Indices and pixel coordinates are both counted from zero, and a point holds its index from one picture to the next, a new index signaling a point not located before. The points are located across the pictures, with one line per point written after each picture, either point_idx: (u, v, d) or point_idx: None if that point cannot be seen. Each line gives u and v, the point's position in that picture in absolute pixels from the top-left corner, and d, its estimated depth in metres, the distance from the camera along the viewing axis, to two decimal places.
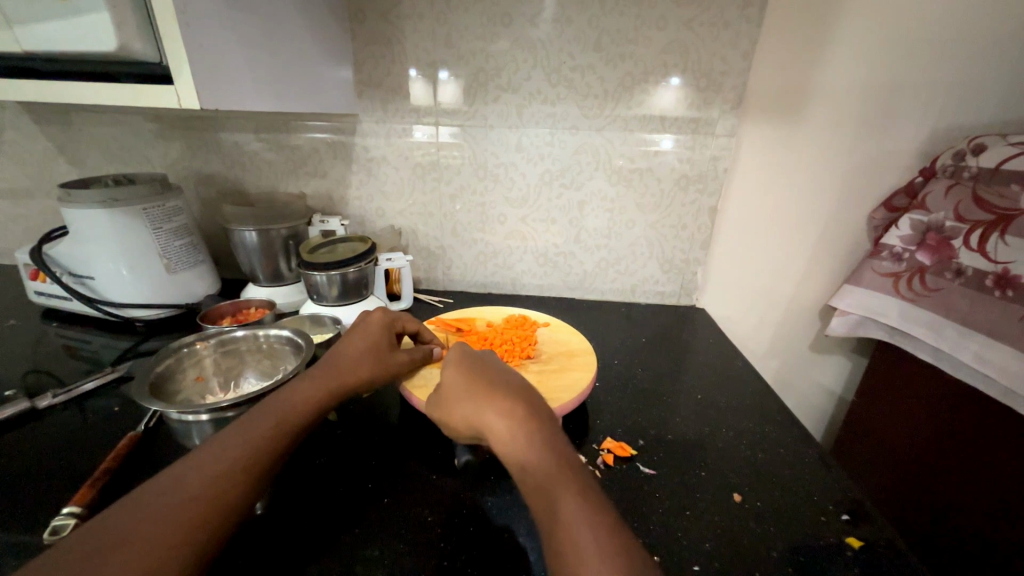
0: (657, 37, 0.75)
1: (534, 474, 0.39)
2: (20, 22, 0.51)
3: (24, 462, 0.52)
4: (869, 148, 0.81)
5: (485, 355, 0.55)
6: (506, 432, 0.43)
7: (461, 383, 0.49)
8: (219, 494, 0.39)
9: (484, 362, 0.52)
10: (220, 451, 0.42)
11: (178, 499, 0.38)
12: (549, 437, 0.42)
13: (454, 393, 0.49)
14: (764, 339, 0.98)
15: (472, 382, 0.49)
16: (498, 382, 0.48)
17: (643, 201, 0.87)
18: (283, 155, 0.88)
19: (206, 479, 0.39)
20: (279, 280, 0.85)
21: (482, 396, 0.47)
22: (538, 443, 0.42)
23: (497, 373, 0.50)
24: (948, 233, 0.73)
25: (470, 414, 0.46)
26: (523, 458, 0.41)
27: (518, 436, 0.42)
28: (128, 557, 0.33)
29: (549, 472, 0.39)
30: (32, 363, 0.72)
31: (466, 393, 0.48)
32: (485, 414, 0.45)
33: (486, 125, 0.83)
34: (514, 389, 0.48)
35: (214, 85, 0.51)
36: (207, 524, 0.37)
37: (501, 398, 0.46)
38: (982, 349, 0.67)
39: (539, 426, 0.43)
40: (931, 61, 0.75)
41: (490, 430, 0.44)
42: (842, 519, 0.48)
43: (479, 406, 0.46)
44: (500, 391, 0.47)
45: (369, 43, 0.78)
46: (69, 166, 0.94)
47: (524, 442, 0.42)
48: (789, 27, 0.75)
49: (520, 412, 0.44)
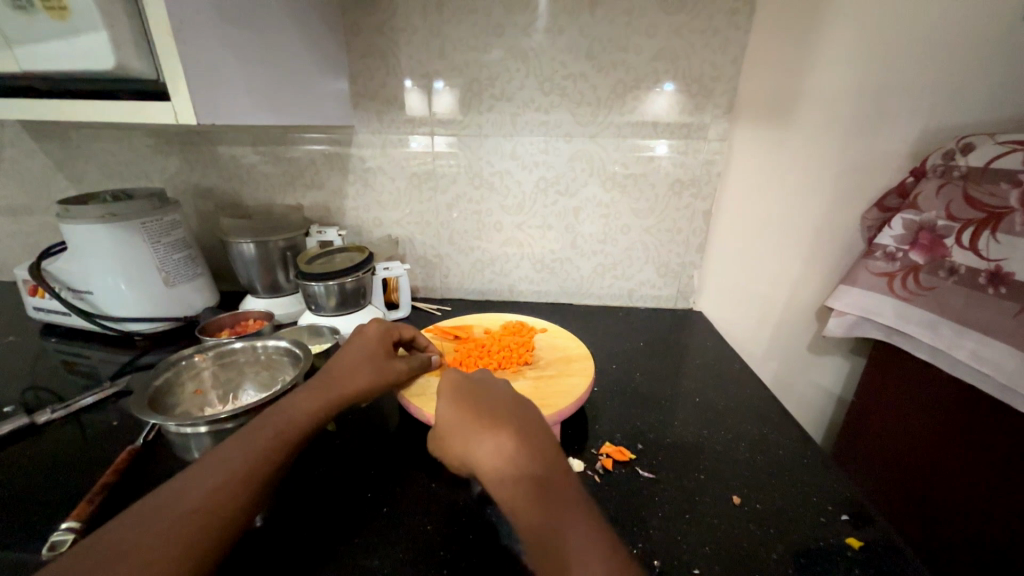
0: (648, 45, 0.76)
1: (528, 513, 0.39)
2: (20, 43, 0.52)
3: (22, 478, 0.52)
4: (859, 150, 0.82)
5: (478, 376, 0.54)
6: (498, 468, 0.43)
7: (452, 413, 0.49)
8: (217, 507, 0.39)
9: (475, 386, 0.52)
10: (221, 463, 0.42)
11: (178, 512, 0.38)
12: (542, 468, 0.42)
13: (447, 425, 0.49)
14: (762, 341, 0.99)
15: (463, 414, 0.48)
16: (490, 410, 0.48)
17: (638, 206, 0.87)
18: (280, 167, 0.88)
19: (204, 493, 0.40)
20: (277, 291, 0.85)
21: (473, 429, 0.46)
22: (531, 479, 0.41)
23: (489, 399, 0.50)
24: (940, 232, 0.73)
25: (463, 449, 0.46)
26: (516, 495, 0.41)
27: (511, 473, 0.42)
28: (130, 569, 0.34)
29: (543, 512, 0.39)
30: (31, 378, 0.72)
31: (457, 426, 0.48)
32: (476, 451, 0.45)
33: (481, 134, 0.84)
34: (505, 416, 0.47)
35: (210, 100, 0.52)
36: (209, 538, 0.37)
37: (492, 430, 0.45)
38: (977, 346, 0.68)
39: (531, 458, 0.43)
40: (917, 63, 0.76)
41: (484, 464, 0.44)
42: (842, 519, 0.48)
43: (471, 441, 0.46)
44: (491, 422, 0.46)
45: (364, 56, 0.80)
46: (68, 183, 0.95)
47: (517, 479, 0.41)
48: (777, 33, 0.77)
49: (513, 445, 0.44)
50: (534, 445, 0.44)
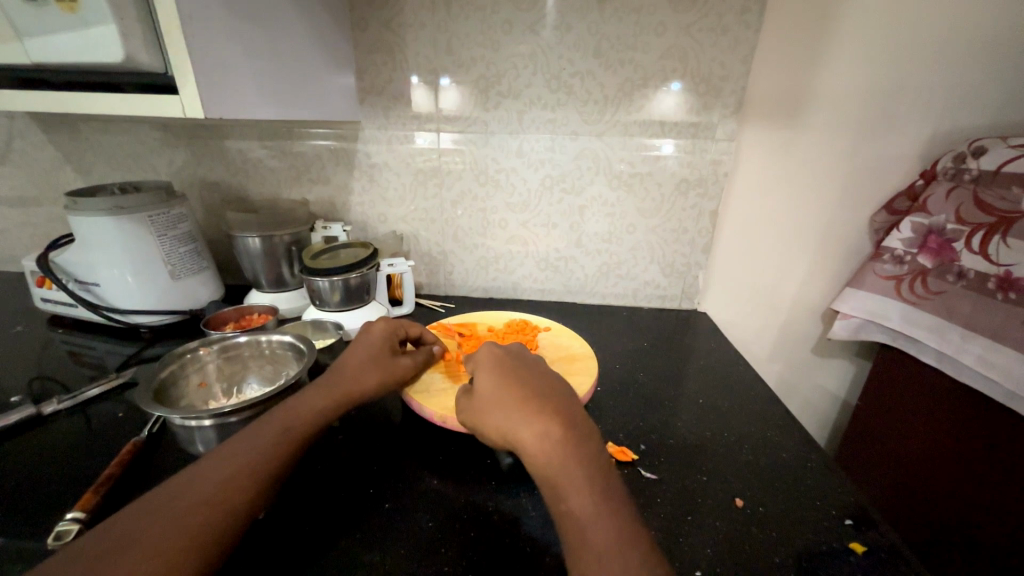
0: (656, 43, 0.76)
1: (571, 496, 0.40)
2: (32, 34, 0.52)
3: (28, 468, 0.52)
4: (869, 152, 0.81)
5: (515, 357, 0.53)
6: (538, 445, 0.43)
7: (495, 390, 0.48)
8: (227, 500, 0.39)
9: (517, 367, 0.51)
10: (231, 458, 0.43)
11: (190, 504, 0.38)
12: (584, 457, 0.42)
13: (489, 403, 0.48)
14: (766, 343, 0.98)
15: (508, 394, 0.47)
16: (532, 392, 0.47)
17: (644, 206, 0.87)
18: (286, 162, 0.89)
19: (212, 486, 0.40)
20: (281, 286, 0.86)
21: (517, 407, 0.46)
22: (576, 465, 0.41)
23: (531, 381, 0.49)
24: (949, 236, 0.72)
25: (502, 426, 0.45)
26: (560, 478, 0.41)
27: (556, 455, 0.42)
28: (140, 559, 0.34)
29: (588, 500, 0.39)
30: (38, 369, 0.72)
31: (498, 404, 0.47)
32: (519, 429, 0.44)
33: (487, 131, 0.84)
34: (548, 400, 0.47)
35: (217, 95, 0.52)
36: (218, 533, 0.37)
37: (536, 411, 0.45)
38: (985, 352, 0.67)
39: (576, 444, 0.43)
40: (931, 64, 0.75)
41: (524, 441, 0.44)
42: (845, 524, 0.48)
43: (513, 419, 0.45)
44: (533, 403, 0.46)
45: (370, 52, 0.80)
46: (75, 174, 0.95)
47: (561, 463, 0.41)
48: (788, 32, 0.76)
49: (557, 428, 0.44)
50: (576, 431, 0.44)
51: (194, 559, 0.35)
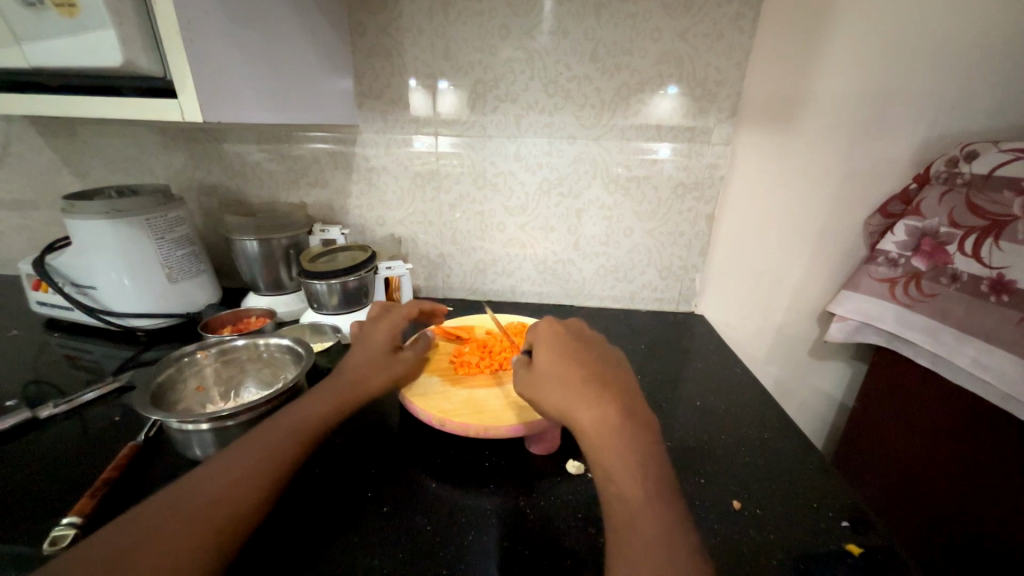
0: (653, 48, 0.76)
1: (620, 480, 0.41)
2: (30, 39, 0.52)
3: (24, 473, 0.52)
4: (863, 155, 0.82)
5: (575, 335, 0.54)
6: (592, 424, 0.44)
7: (557, 365, 0.49)
8: (241, 497, 0.40)
9: (574, 343, 0.52)
10: (241, 455, 0.43)
11: (200, 501, 0.39)
12: (635, 437, 0.43)
13: (546, 377, 0.49)
14: (764, 345, 0.98)
15: (570, 372, 0.48)
16: (593, 373, 0.48)
17: (641, 209, 0.88)
18: (284, 165, 0.89)
19: (226, 483, 0.40)
20: (279, 289, 0.85)
21: (576, 386, 0.47)
22: (627, 447, 0.42)
23: (595, 362, 0.50)
24: (942, 239, 0.73)
25: (558, 401, 0.46)
26: (612, 461, 0.42)
27: (610, 435, 0.43)
28: (155, 554, 0.34)
29: (636, 477, 0.41)
30: (33, 372, 0.72)
31: (553, 380, 0.48)
32: (575, 406, 0.45)
33: (485, 135, 0.84)
34: (611, 383, 0.47)
35: (216, 99, 0.52)
36: (229, 529, 0.38)
37: (598, 393, 0.46)
38: (979, 354, 0.68)
39: (632, 428, 0.44)
40: (925, 69, 0.76)
41: (579, 420, 0.45)
42: (843, 526, 0.48)
43: (571, 398, 0.46)
44: (594, 386, 0.46)
45: (369, 56, 0.80)
46: (72, 177, 0.95)
47: (614, 449, 0.42)
48: (783, 37, 0.76)
49: (615, 412, 0.44)
50: (635, 411, 0.45)
51: (206, 555, 0.36)
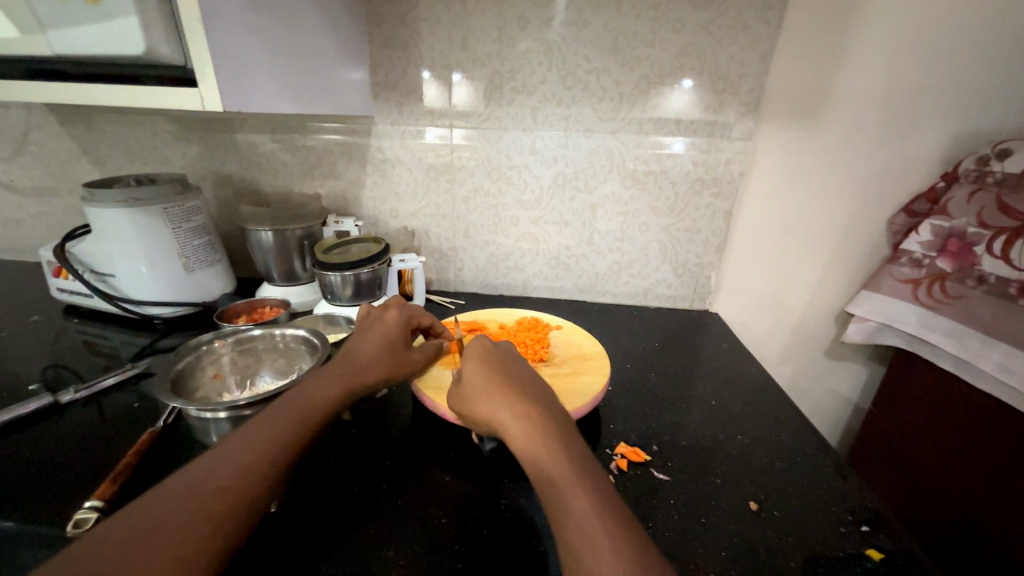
0: (674, 39, 0.75)
1: (562, 482, 0.39)
2: (53, 26, 0.52)
3: (47, 456, 0.53)
4: (890, 153, 0.80)
5: (504, 351, 0.54)
6: (521, 434, 0.43)
7: (482, 381, 0.49)
8: (244, 490, 0.39)
9: (502, 358, 0.52)
10: (248, 441, 0.43)
11: (207, 485, 0.39)
12: (569, 446, 0.42)
13: (474, 389, 0.49)
14: (779, 344, 0.97)
15: (493, 385, 0.48)
16: (520, 385, 0.48)
17: (657, 204, 0.86)
18: (297, 156, 0.89)
19: (232, 473, 0.40)
20: (293, 280, 0.86)
21: (503, 398, 0.47)
22: (564, 452, 0.41)
23: (520, 377, 0.50)
24: (970, 239, 0.71)
25: (488, 415, 0.46)
26: (547, 466, 0.40)
27: (544, 442, 0.42)
28: (165, 544, 0.34)
29: (571, 476, 0.39)
30: (54, 358, 0.73)
31: (487, 394, 0.48)
32: (507, 418, 0.45)
33: (501, 127, 0.83)
34: (538, 397, 0.47)
35: (236, 87, 0.52)
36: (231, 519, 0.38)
37: (524, 404, 0.46)
38: (1006, 358, 0.66)
39: (564, 434, 0.43)
40: (957, 63, 0.74)
41: (508, 431, 0.44)
42: (863, 530, 0.47)
43: (502, 410, 0.46)
44: (520, 398, 0.46)
45: (385, 46, 0.79)
46: (91, 166, 0.96)
47: (544, 454, 0.41)
48: (810, 28, 0.74)
49: (542, 420, 0.44)
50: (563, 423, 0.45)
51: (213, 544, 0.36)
